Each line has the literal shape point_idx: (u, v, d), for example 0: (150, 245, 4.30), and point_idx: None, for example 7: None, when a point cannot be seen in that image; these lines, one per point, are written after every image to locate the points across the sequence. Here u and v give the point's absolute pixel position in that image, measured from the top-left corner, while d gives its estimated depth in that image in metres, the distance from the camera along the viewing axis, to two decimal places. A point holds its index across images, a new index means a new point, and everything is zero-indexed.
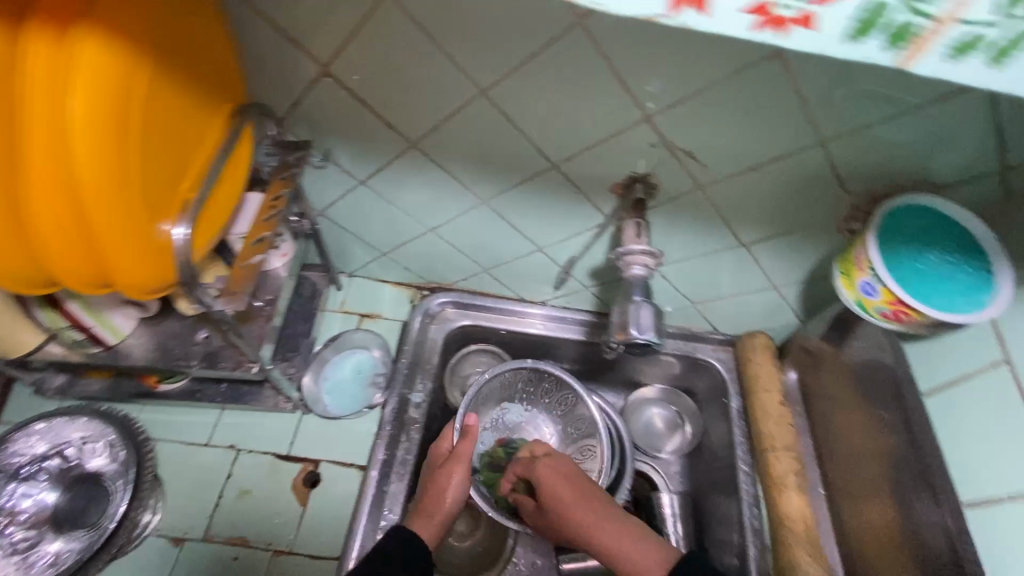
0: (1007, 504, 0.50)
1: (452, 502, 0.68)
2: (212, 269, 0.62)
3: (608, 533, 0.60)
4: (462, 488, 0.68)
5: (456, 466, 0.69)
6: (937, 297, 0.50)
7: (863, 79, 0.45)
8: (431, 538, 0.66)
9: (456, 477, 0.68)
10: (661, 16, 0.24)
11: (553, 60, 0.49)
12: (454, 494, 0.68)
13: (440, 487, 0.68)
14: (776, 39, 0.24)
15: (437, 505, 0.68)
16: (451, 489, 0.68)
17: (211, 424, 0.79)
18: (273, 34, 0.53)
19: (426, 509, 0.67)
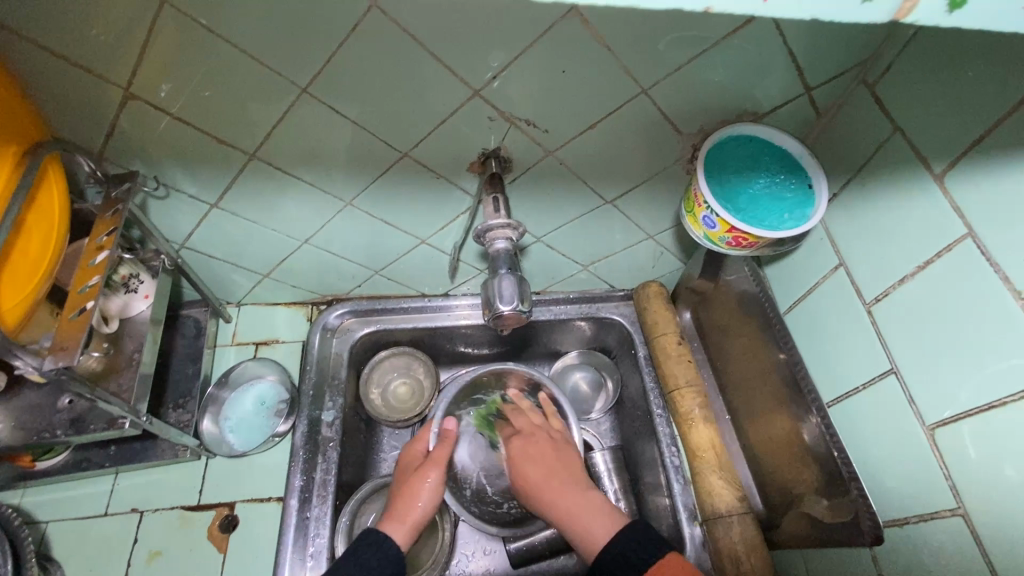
0: (862, 391, 0.56)
1: (425, 505, 0.66)
2: (50, 326, 0.57)
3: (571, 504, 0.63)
4: (436, 494, 0.67)
5: (432, 469, 0.69)
6: (769, 217, 0.56)
7: (669, 28, 0.47)
8: (408, 541, 0.64)
9: (429, 482, 0.68)
10: None
11: (365, 49, 0.48)
12: (427, 497, 0.67)
13: (412, 491, 0.67)
14: None
15: (409, 511, 0.66)
16: (428, 491, 0.67)
17: (105, 492, 0.73)
18: (58, 65, 0.48)
19: (397, 513, 0.66)
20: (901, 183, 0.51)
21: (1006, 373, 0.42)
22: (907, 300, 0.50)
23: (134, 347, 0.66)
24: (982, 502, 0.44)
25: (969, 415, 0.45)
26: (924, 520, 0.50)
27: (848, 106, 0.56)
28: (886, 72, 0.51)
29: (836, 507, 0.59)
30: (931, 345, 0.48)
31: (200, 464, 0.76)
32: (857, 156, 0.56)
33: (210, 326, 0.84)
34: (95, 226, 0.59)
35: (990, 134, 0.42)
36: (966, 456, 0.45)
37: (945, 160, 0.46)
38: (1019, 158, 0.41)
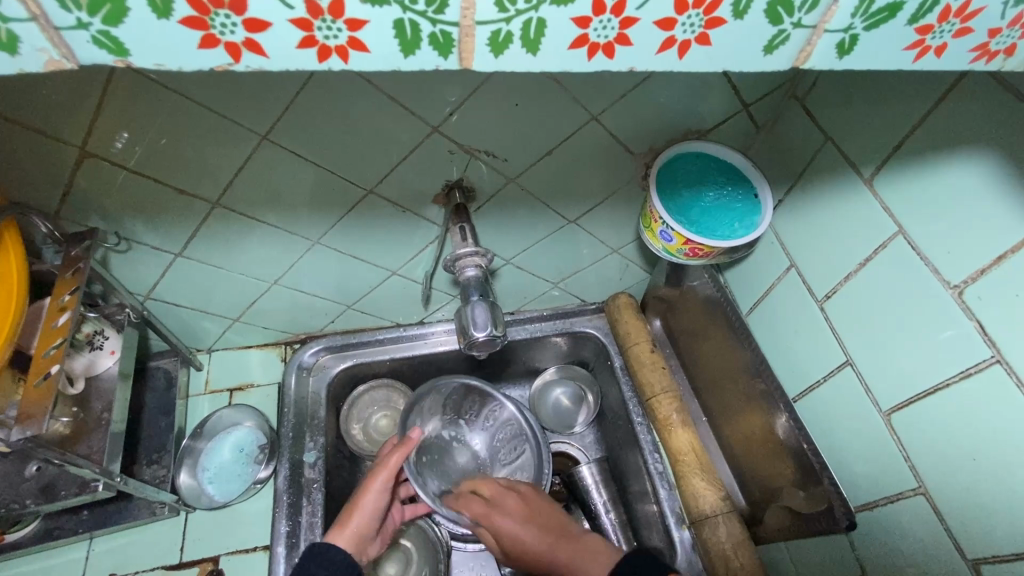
0: (823, 384, 0.59)
1: (366, 510, 0.65)
2: (13, 395, 0.55)
3: (568, 551, 0.65)
4: (381, 496, 0.66)
5: (382, 470, 0.67)
6: (721, 227, 0.60)
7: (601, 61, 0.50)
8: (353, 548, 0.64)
9: (376, 485, 0.66)
10: (313, 65, 0.26)
11: (323, 95, 0.50)
12: (372, 498, 0.66)
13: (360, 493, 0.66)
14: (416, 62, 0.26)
15: (352, 514, 0.65)
16: (371, 492, 0.66)
17: (80, 559, 0.70)
18: (7, 130, 0.47)
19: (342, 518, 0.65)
20: (837, 186, 0.55)
21: (946, 357, 0.45)
22: (854, 295, 0.54)
23: (103, 407, 0.64)
24: (940, 478, 0.47)
25: (917, 399, 0.48)
26: (891, 501, 0.52)
27: (783, 119, 0.60)
28: (812, 88, 0.56)
29: (813, 497, 0.61)
30: (879, 337, 0.52)
31: (179, 520, 0.73)
32: (796, 164, 0.59)
33: (181, 375, 0.82)
34: (56, 285, 0.58)
35: (907, 140, 0.46)
36: (921, 437, 0.49)
37: (872, 165, 0.50)
38: (934, 161, 0.45)
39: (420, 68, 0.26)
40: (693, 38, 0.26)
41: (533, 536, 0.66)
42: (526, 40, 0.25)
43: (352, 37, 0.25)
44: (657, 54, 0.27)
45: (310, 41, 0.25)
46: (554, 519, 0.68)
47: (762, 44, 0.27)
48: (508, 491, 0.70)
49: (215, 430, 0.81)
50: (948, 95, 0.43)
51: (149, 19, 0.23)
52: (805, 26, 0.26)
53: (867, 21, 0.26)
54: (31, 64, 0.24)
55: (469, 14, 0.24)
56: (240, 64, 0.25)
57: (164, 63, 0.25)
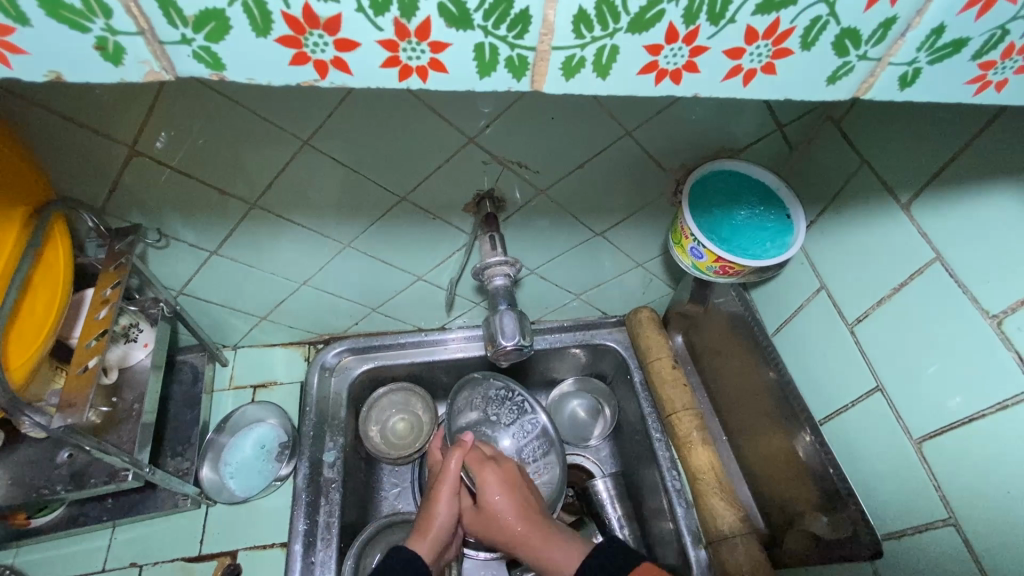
0: (850, 408, 0.59)
1: (443, 516, 0.65)
2: (52, 382, 0.58)
3: (536, 536, 0.62)
4: (452, 504, 0.66)
5: (444, 480, 0.67)
6: (752, 246, 0.60)
7: None
8: (432, 555, 0.64)
9: (444, 496, 0.66)
10: (391, 83, 0.27)
11: (364, 102, 0.51)
12: (444, 505, 0.66)
13: (432, 504, 0.66)
14: (489, 83, 0.27)
15: (430, 522, 0.65)
16: (440, 502, 0.66)
17: (102, 547, 0.72)
18: (66, 129, 0.49)
19: (420, 526, 0.65)
20: (871, 210, 0.54)
21: (983, 387, 0.45)
22: (886, 320, 0.53)
23: (134, 398, 0.66)
24: (971, 511, 0.46)
25: (950, 428, 0.48)
26: (920, 531, 0.51)
27: (817, 140, 0.60)
28: (849, 110, 0.55)
29: (835, 522, 0.60)
30: (909, 360, 0.51)
31: (199, 513, 0.75)
32: (829, 186, 0.59)
33: (207, 370, 0.84)
34: (99, 278, 0.60)
35: (948, 167, 0.46)
36: (953, 467, 0.48)
37: (911, 190, 0.50)
38: (977, 189, 0.45)
39: (493, 89, 0.27)
40: (759, 67, 0.27)
41: (512, 512, 0.64)
42: (598, 65, 0.26)
43: (434, 58, 0.26)
44: (722, 82, 0.27)
45: (395, 60, 0.26)
46: (524, 497, 0.66)
47: (827, 75, 0.27)
48: (487, 460, 0.69)
49: (238, 426, 0.83)
50: (993, 122, 0.43)
51: (246, 36, 0.24)
52: (870, 58, 0.26)
53: (932, 55, 0.26)
54: (132, 74, 0.25)
55: (547, 39, 0.25)
56: (326, 83, 0.27)
57: (254, 77, 0.26)
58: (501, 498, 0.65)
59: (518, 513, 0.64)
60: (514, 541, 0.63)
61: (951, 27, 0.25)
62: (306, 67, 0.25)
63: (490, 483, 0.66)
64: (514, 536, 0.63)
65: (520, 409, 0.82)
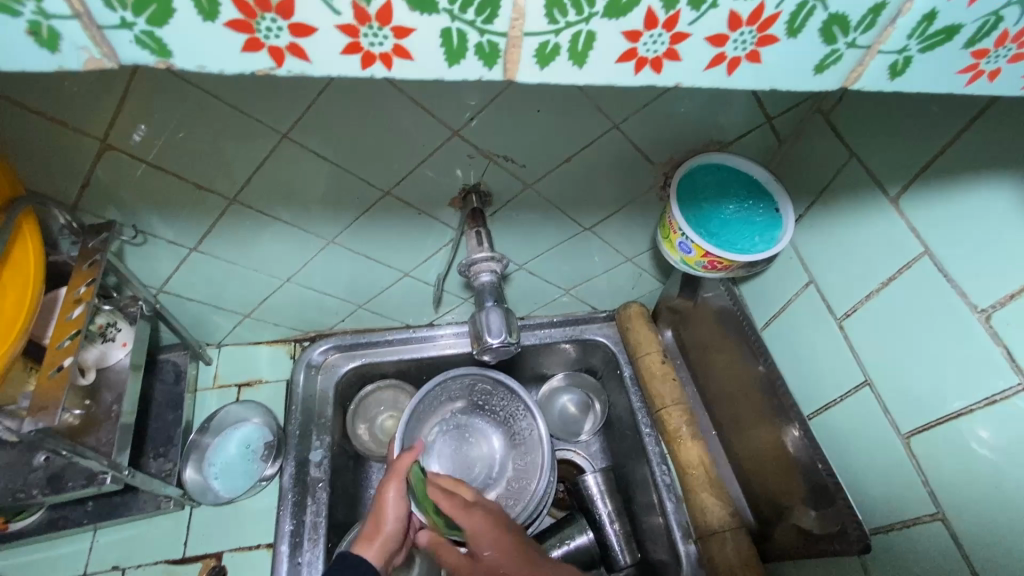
0: (838, 403, 0.59)
1: (393, 520, 0.63)
2: (25, 384, 0.56)
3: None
4: (400, 506, 0.63)
5: (392, 480, 0.64)
6: (741, 240, 0.59)
7: None
8: (380, 560, 0.61)
9: (390, 496, 0.63)
10: (360, 70, 0.26)
11: (344, 95, 0.49)
12: (393, 511, 0.63)
13: (379, 506, 0.64)
14: (448, 72, 0.26)
15: (380, 528, 0.63)
16: (388, 505, 0.63)
17: (84, 550, 0.71)
18: (35, 122, 0.47)
19: (367, 531, 0.63)
20: (861, 205, 0.54)
21: (970, 382, 0.45)
22: (874, 315, 0.53)
23: (113, 399, 0.65)
24: (959, 506, 0.46)
25: (940, 422, 0.47)
26: (907, 526, 0.52)
27: (806, 133, 0.60)
28: (837, 103, 0.55)
29: (824, 517, 0.61)
30: (898, 354, 0.51)
31: (183, 515, 0.73)
32: (818, 180, 0.59)
33: (190, 369, 0.82)
34: (73, 276, 0.58)
35: (936, 160, 0.46)
36: (941, 462, 0.48)
37: (899, 183, 0.50)
38: (968, 183, 0.44)
39: (463, 79, 0.26)
40: (743, 55, 0.26)
41: (522, 566, 0.61)
42: (573, 53, 0.25)
43: (396, 45, 0.24)
44: (704, 70, 0.26)
45: (356, 47, 0.24)
46: (513, 548, 0.62)
47: (815, 64, 0.26)
48: (473, 512, 0.64)
49: (223, 426, 0.82)
50: (982, 113, 0.42)
51: (194, 21, 0.23)
52: (860, 46, 0.25)
53: (923, 43, 0.25)
54: (72, 61, 0.24)
55: (518, 25, 0.24)
56: (278, 74, 0.25)
57: (204, 65, 0.25)
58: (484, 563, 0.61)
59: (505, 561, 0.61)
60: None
61: (942, 14, 0.24)
62: (263, 58, 0.24)
63: (477, 544, 0.62)
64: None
65: (511, 403, 0.81)
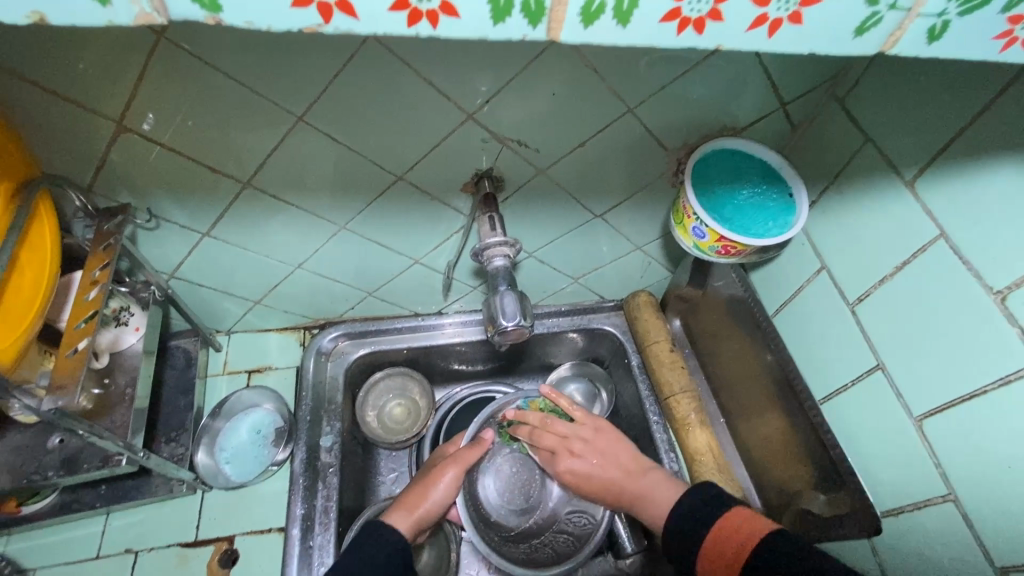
0: (850, 388, 0.59)
1: (435, 501, 0.66)
2: (42, 365, 0.56)
3: (663, 496, 0.62)
4: (451, 489, 0.67)
5: (454, 465, 0.69)
6: (754, 226, 0.59)
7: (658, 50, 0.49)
8: (411, 532, 0.64)
9: (446, 477, 0.68)
10: (400, 31, 0.26)
11: (362, 76, 0.49)
12: (440, 491, 0.67)
13: (428, 482, 0.68)
14: (498, 29, 0.26)
15: (420, 502, 0.66)
16: (439, 485, 0.67)
17: (97, 533, 0.71)
18: (53, 101, 0.47)
19: (407, 504, 0.66)
20: (875, 190, 0.54)
21: (985, 364, 0.45)
22: (888, 299, 0.53)
23: (127, 382, 0.65)
24: (972, 488, 0.47)
25: (954, 405, 0.48)
26: (918, 508, 0.52)
27: (820, 119, 0.60)
28: (853, 87, 0.55)
29: (833, 501, 0.61)
30: (910, 338, 0.51)
31: (195, 499, 0.74)
32: (832, 165, 0.59)
33: (200, 356, 0.82)
34: (88, 259, 0.59)
35: (954, 143, 0.46)
36: (953, 444, 0.48)
37: (915, 167, 0.50)
38: (985, 164, 0.44)
39: (507, 37, 0.26)
40: (785, 16, 0.26)
41: (609, 468, 0.67)
42: (617, 11, 0.25)
43: (444, 1, 0.24)
44: (746, 32, 0.27)
45: (404, 3, 0.24)
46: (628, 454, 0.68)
47: (855, 26, 0.26)
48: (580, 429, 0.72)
49: (233, 412, 0.82)
50: (1001, 95, 0.42)
51: None
52: (899, 8, 0.25)
53: (962, 7, 0.25)
54: (122, 16, 0.24)
55: None
56: (325, 30, 0.25)
57: (252, 21, 0.25)
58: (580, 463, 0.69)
59: (628, 470, 0.66)
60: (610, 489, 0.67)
61: None
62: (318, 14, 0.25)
63: (582, 452, 0.70)
64: (610, 485, 0.67)
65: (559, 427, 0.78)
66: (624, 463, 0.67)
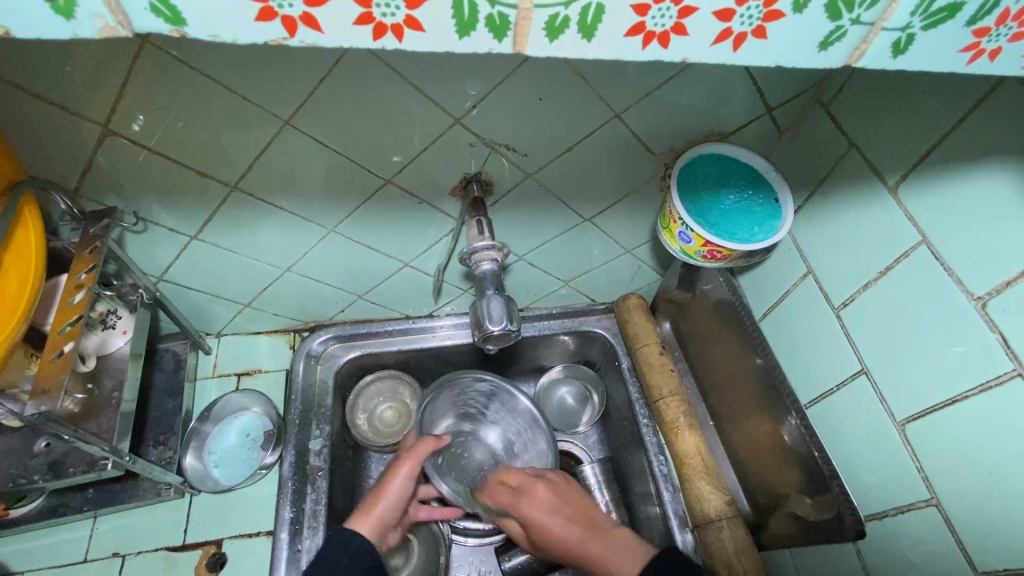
0: (836, 392, 0.59)
1: (389, 499, 0.66)
2: (27, 369, 0.56)
3: (597, 547, 0.63)
4: (407, 484, 0.67)
5: (406, 460, 0.68)
6: (740, 230, 0.60)
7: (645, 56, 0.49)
8: (373, 536, 0.64)
9: (402, 472, 0.67)
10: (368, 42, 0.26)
11: (348, 81, 0.49)
12: (397, 488, 0.67)
13: (386, 480, 0.67)
14: (463, 42, 0.26)
15: (376, 502, 0.66)
16: (394, 481, 0.67)
17: (84, 537, 0.71)
18: (37, 105, 0.47)
19: (363, 506, 0.66)
20: (860, 195, 0.54)
21: (965, 369, 0.45)
22: (873, 303, 0.53)
23: (114, 385, 0.65)
24: (954, 492, 0.47)
25: (936, 410, 0.48)
26: (901, 511, 0.52)
27: (806, 124, 0.60)
28: (838, 93, 0.55)
29: (820, 504, 0.61)
30: (894, 343, 0.52)
31: (183, 502, 0.74)
32: (817, 170, 0.59)
33: (190, 358, 0.82)
34: (74, 262, 0.58)
35: (935, 150, 0.46)
36: (935, 449, 0.48)
37: (897, 173, 0.50)
38: (966, 171, 0.44)
39: (473, 50, 0.27)
40: (749, 30, 0.26)
41: (563, 527, 0.65)
42: (583, 26, 0.25)
43: (409, 15, 0.25)
44: (710, 46, 0.27)
45: (368, 17, 0.24)
46: (583, 512, 0.66)
47: (818, 40, 0.27)
48: (535, 480, 0.68)
49: (223, 415, 0.82)
50: (981, 103, 0.43)
51: None
52: (864, 22, 0.26)
53: (926, 20, 0.25)
54: (85, 29, 0.24)
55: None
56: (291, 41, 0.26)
57: (218, 34, 0.25)
58: (558, 522, 0.65)
59: (568, 520, 0.65)
60: (569, 551, 0.64)
61: None
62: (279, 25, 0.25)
63: (536, 503, 0.66)
64: (564, 547, 0.65)
65: (503, 402, 0.82)
66: (563, 512, 0.65)
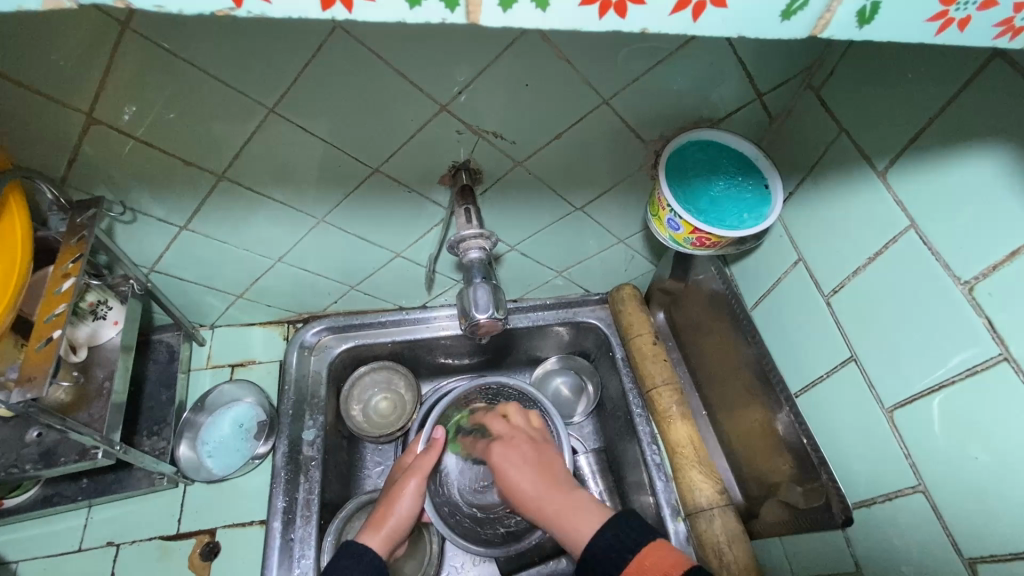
0: (826, 379, 0.59)
1: (402, 513, 0.66)
2: (16, 357, 0.56)
3: (556, 502, 0.59)
4: (416, 499, 0.66)
5: (412, 475, 0.67)
6: (730, 218, 0.59)
7: (631, 39, 0.49)
8: (385, 550, 0.64)
9: (410, 488, 0.67)
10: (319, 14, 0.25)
11: (333, 68, 0.49)
12: (407, 503, 0.66)
13: (394, 496, 0.67)
14: (418, 14, 0.26)
15: (388, 516, 0.65)
16: (403, 498, 0.66)
17: (79, 526, 0.71)
18: (18, 94, 0.47)
19: (375, 520, 0.66)
20: (850, 181, 0.54)
21: (954, 355, 0.45)
22: (863, 290, 0.53)
23: (105, 375, 0.65)
24: (941, 478, 0.47)
25: (924, 396, 0.48)
26: (889, 499, 0.52)
27: (797, 109, 0.60)
28: (829, 77, 0.55)
29: (809, 492, 0.61)
30: (884, 330, 0.51)
31: (177, 492, 0.74)
32: (808, 156, 0.59)
33: (183, 349, 0.83)
34: (61, 251, 0.59)
35: (925, 133, 0.46)
36: (923, 435, 0.48)
37: (887, 158, 0.49)
38: (953, 154, 0.44)
39: (428, 21, 0.26)
40: (710, 0, 0.25)
41: (529, 480, 0.62)
42: None
43: None
44: (671, 15, 0.26)
45: None
46: (550, 468, 0.63)
47: (783, 10, 0.26)
48: (518, 432, 0.69)
49: (216, 405, 0.82)
50: (968, 85, 0.42)
51: None
52: None
53: None
54: (31, 1, 0.24)
55: None
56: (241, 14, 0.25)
57: (165, 5, 0.24)
58: (521, 472, 0.63)
59: (536, 480, 0.61)
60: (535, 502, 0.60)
61: None
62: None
63: (509, 452, 0.66)
64: (529, 498, 0.61)
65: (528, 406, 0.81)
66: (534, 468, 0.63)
